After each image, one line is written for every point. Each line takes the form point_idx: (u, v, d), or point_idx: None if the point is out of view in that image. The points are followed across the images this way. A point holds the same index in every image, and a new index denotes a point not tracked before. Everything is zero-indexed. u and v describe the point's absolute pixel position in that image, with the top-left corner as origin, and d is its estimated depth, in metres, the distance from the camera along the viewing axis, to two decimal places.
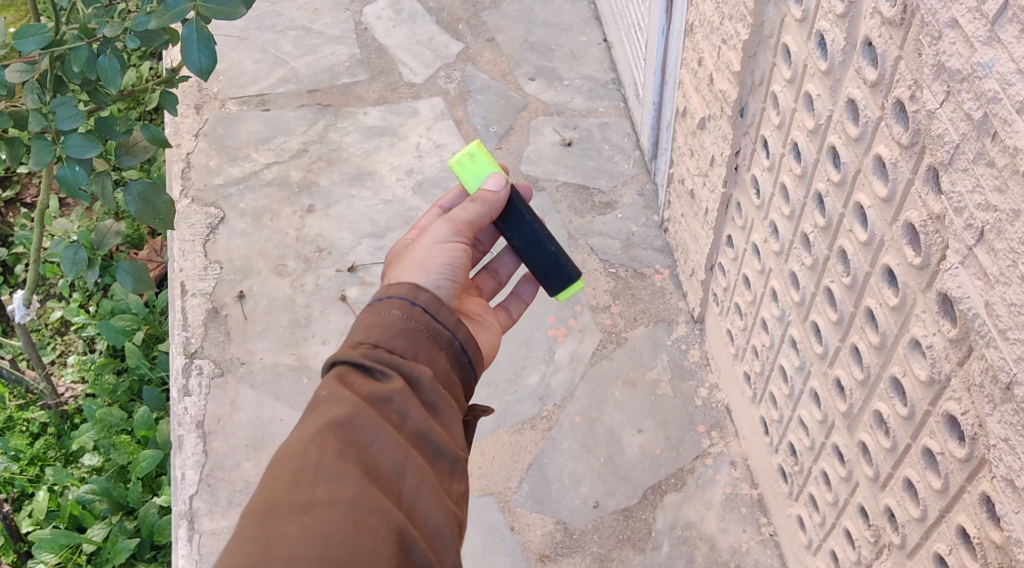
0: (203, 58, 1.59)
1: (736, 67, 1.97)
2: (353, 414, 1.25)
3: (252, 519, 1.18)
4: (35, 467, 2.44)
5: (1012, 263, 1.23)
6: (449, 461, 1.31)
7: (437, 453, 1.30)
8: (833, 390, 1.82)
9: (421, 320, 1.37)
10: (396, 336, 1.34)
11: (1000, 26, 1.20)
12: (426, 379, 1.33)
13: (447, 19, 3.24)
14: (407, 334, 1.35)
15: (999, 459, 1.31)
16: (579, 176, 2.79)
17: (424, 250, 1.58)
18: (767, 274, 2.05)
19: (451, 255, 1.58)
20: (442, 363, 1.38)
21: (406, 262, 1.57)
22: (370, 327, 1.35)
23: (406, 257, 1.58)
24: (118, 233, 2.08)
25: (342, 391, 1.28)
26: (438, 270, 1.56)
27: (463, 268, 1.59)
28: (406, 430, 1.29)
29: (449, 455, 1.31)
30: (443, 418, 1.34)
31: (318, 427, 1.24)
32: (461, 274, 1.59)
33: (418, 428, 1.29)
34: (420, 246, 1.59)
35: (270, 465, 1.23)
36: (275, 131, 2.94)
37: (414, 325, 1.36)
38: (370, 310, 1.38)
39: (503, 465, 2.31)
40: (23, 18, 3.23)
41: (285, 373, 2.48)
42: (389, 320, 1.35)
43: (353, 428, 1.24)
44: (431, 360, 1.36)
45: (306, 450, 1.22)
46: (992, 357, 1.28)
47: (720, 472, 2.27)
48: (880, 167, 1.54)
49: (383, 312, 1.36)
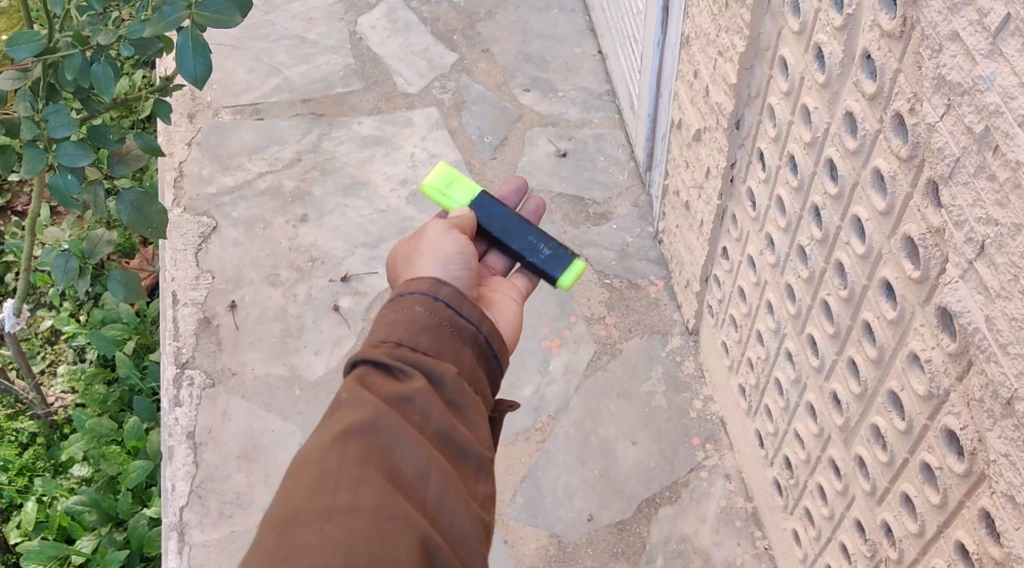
0: (198, 66, 1.58)
1: (732, 79, 1.96)
2: (374, 417, 1.24)
3: (273, 527, 1.16)
4: (23, 478, 2.42)
5: (1013, 277, 1.23)
6: (474, 463, 1.29)
7: (461, 453, 1.28)
8: (830, 403, 1.81)
9: (444, 315, 1.36)
10: (419, 334, 1.33)
11: (1002, 39, 1.20)
12: (450, 377, 1.32)
13: (443, 29, 3.22)
14: (431, 330, 1.34)
15: (999, 475, 1.31)
16: (574, 187, 2.78)
17: (434, 245, 1.56)
18: (763, 287, 2.04)
19: (459, 242, 1.56)
20: (467, 359, 1.36)
21: (420, 257, 1.54)
22: (393, 325, 1.34)
23: (417, 254, 1.56)
24: (109, 243, 2.07)
25: (363, 394, 1.27)
26: (454, 261, 1.53)
27: (473, 256, 1.57)
28: (429, 431, 1.27)
29: (473, 456, 1.29)
30: (468, 417, 1.32)
31: (339, 432, 1.23)
32: (474, 264, 1.56)
33: (442, 429, 1.28)
34: (428, 241, 1.57)
35: (290, 471, 1.22)
36: (269, 141, 2.93)
37: (438, 320, 1.35)
38: (392, 307, 1.37)
39: (497, 477, 2.29)
40: (15, 26, 3.22)
41: (277, 384, 2.46)
42: (412, 316, 1.35)
43: (375, 432, 1.23)
44: (455, 357, 1.35)
45: (326, 456, 1.21)
46: (992, 371, 1.28)
47: (715, 485, 2.26)
48: (879, 181, 1.53)
49: (405, 309, 1.36)
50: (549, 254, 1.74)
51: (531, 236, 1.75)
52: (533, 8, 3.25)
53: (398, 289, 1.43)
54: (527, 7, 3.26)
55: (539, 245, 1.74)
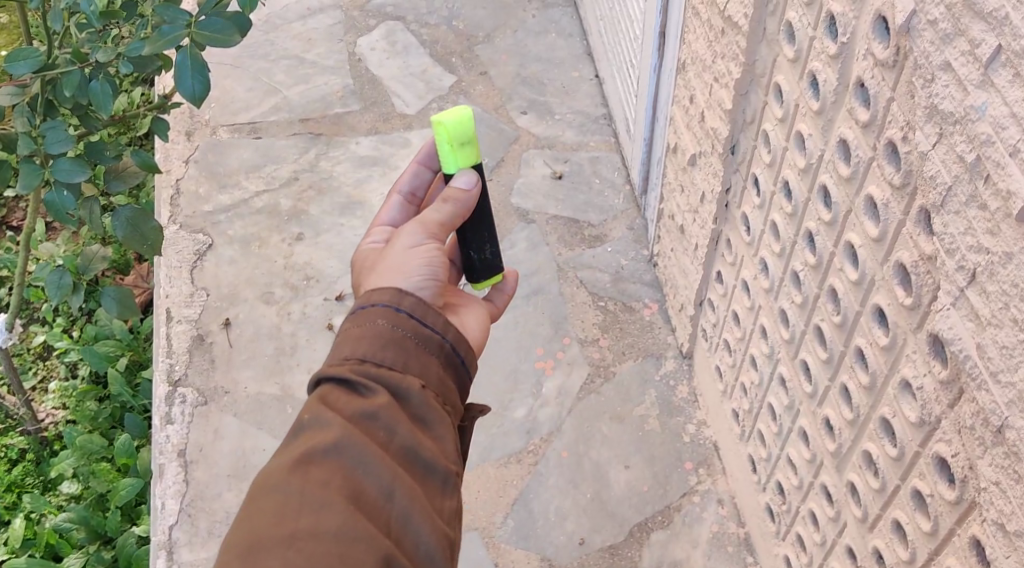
0: (196, 85, 1.59)
1: (728, 105, 1.97)
2: (337, 440, 1.23)
3: (234, 554, 1.17)
4: (12, 494, 2.41)
5: (1004, 305, 1.23)
6: (440, 478, 1.28)
7: (427, 469, 1.27)
8: (823, 429, 1.81)
9: (408, 327, 1.34)
10: (384, 348, 1.31)
11: (994, 70, 1.21)
12: (416, 392, 1.30)
13: (441, 51, 3.24)
14: (396, 344, 1.32)
15: (990, 503, 1.31)
16: (569, 210, 2.79)
17: (401, 255, 1.47)
18: (756, 311, 2.05)
19: (428, 254, 1.47)
20: (435, 370, 1.34)
21: (383, 270, 1.46)
22: (356, 339, 1.32)
23: (379, 266, 1.48)
24: (103, 259, 2.07)
25: (325, 415, 1.26)
26: (419, 271, 1.45)
27: (445, 268, 1.48)
28: (394, 448, 1.26)
29: (439, 471, 1.28)
30: (434, 430, 1.31)
31: (301, 455, 1.22)
32: (443, 272, 1.47)
33: (407, 444, 1.27)
34: (394, 250, 1.48)
35: (253, 496, 1.22)
36: (266, 159, 2.94)
37: (403, 333, 1.33)
38: (355, 320, 1.35)
39: (488, 499, 2.28)
40: (15, 42, 3.23)
41: (270, 402, 2.46)
42: (375, 330, 1.32)
43: (337, 454, 1.22)
44: (422, 369, 1.33)
45: (288, 479, 1.21)
46: (983, 400, 1.28)
47: (707, 510, 2.26)
48: (871, 208, 1.54)
49: (369, 322, 1.33)
50: (482, 260, 1.66)
51: (485, 233, 1.64)
52: (530, 32, 3.27)
53: (359, 300, 1.40)
54: (525, 31, 3.27)
55: (486, 245, 1.65)
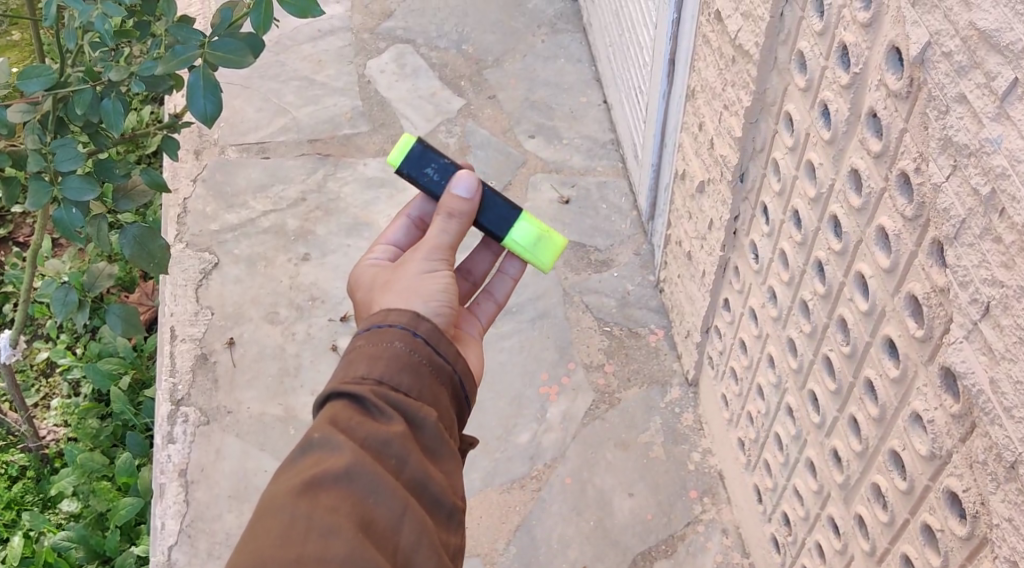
0: (208, 104, 1.59)
1: (737, 133, 1.96)
2: (349, 466, 1.21)
3: None
4: (11, 512, 2.40)
5: (1018, 340, 1.23)
6: (445, 511, 1.29)
7: (434, 502, 1.27)
8: (830, 460, 1.79)
9: (424, 353, 1.34)
10: (400, 372, 1.31)
11: (1009, 103, 1.20)
12: (431, 422, 1.30)
13: (450, 75, 3.24)
14: (411, 369, 1.31)
15: (1001, 539, 1.30)
16: (576, 234, 2.79)
17: (416, 279, 1.45)
18: (764, 340, 2.03)
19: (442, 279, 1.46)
20: (444, 401, 1.34)
21: (397, 290, 1.44)
22: (374, 360, 1.31)
23: (391, 287, 1.45)
24: (110, 277, 2.07)
25: (337, 437, 1.24)
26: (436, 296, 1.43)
27: (456, 295, 1.47)
28: (404, 477, 1.25)
29: (446, 505, 1.29)
30: (443, 464, 1.31)
31: (311, 477, 1.20)
32: (456, 300, 1.47)
33: (417, 477, 1.26)
34: (406, 276, 1.46)
35: (255, 517, 1.19)
36: (274, 179, 2.94)
37: (418, 359, 1.33)
38: (369, 338, 1.34)
39: (491, 525, 2.27)
40: (26, 59, 3.25)
41: (273, 423, 2.44)
42: (392, 353, 1.32)
43: (348, 480, 1.21)
44: (434, 399, 1.33)
45: (297, 502, 1.18)
46: (996, 435, 1.27)
47: (711, 540, 2.24)
48: (883, 239, 1.54)
49: (385, 343, 1.32)
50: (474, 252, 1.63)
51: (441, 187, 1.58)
52: (540, 57, 3.27)
53: (369, 318, 1.39)
54: (534, 55, 3.28)
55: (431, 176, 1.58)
